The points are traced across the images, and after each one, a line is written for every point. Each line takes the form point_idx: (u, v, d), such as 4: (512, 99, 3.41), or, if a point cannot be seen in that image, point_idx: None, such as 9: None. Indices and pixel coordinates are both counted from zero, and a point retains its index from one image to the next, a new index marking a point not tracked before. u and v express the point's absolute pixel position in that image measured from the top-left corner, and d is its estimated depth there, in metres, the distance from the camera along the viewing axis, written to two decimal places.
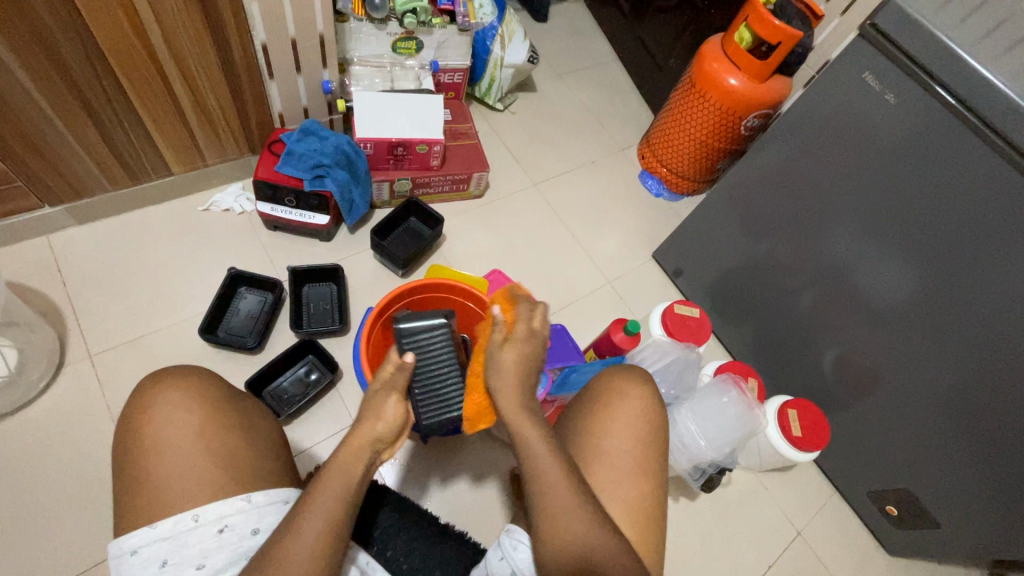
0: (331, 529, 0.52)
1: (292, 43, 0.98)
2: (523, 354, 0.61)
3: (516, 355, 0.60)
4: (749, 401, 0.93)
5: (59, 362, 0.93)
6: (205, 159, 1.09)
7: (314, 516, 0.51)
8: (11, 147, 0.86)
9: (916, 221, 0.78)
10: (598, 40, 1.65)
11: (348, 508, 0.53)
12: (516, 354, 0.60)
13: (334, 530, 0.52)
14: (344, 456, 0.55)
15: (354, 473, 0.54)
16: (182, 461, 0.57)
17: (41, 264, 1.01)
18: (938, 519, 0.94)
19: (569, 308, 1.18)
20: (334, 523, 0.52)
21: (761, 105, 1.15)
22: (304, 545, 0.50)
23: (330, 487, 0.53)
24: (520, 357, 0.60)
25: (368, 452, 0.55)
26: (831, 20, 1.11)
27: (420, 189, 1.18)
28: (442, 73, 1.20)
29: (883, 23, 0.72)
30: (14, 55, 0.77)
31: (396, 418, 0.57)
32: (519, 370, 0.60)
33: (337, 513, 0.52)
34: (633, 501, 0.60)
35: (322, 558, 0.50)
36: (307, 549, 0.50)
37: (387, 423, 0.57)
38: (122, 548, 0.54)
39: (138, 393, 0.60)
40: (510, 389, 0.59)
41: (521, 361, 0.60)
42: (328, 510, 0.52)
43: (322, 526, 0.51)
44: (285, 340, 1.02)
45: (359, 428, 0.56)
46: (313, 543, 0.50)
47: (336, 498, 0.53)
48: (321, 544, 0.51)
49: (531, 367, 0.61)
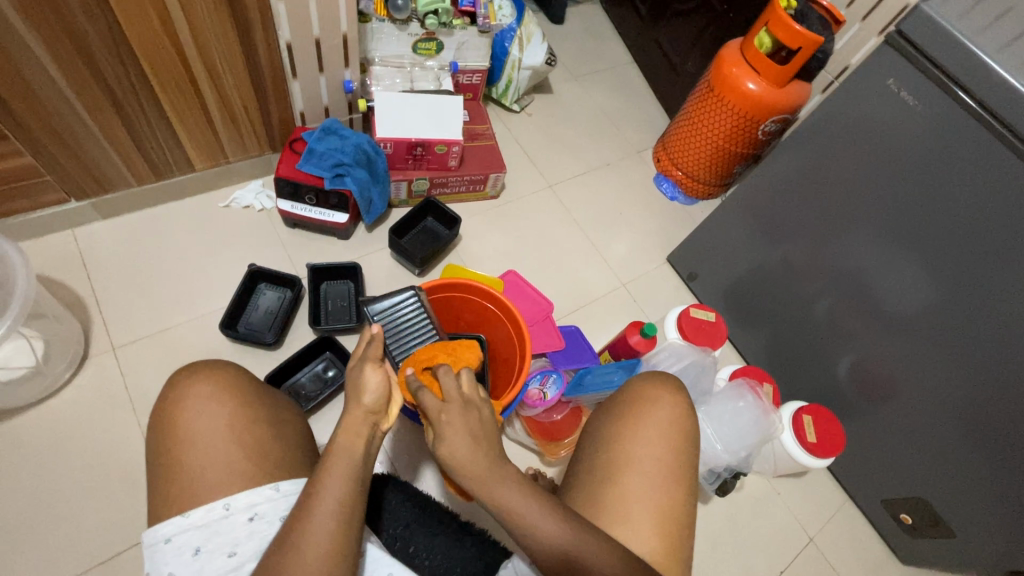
0: (344, 511, 0.52)
1: (316, 43, 0.98)
2: (467, 426, 0.56)
3: (459, 435, 0.56)
4: (765, 406, 0.94)
5: (83, 353, 0.95)
6: (227, 156, 1.10)
7: (325, 496, 0.52)
8: (40, 141, 0.88)
9: (936, 229, 0.77)
10: (614, 43, 1.66)
11: (357, 487, 0.54)
12: (461, 433, 0.56)
13: (347, 511, 0.52)
14: (344, 435, 0.56)
15: (356, 451, 0.55)
16: (215, 452, 0.58)
17: (66, 256, 1.02)
18: (952, 528, 0.94)
19: (583, 310, 1.19)
20: (346, 503, 0.53)
21: (779, 110, 1.15)
22: (320, 526, 0.51)
23: (336, 467, 0.54)
24: (464, 430, 0.56)
25: (364, 426, 0.56)
26: (852, 26, 1.11)
27: (437, 189, 1.19)
28: (461, 74, 1.20)
29: (908, 30, 0.72)
30: (47, 51, 0.78)
31: (380, 386, 0.58)
32: (469, 444, 0.55)
33: (347, 494, 0.53)
34: (666, 508, 0.60)
35: (339, 541, 0.51)
36: (322, 530, 0.51)
37: (373, 392, 0.58)
38: (156, 535, 0.55)
39: (170, 386, 0.62)
40: (472, 465, 0.55)
41: (464, 442, 0.56)
42: (337, 491, 0.53)
43: (334, 508, 0.52)
44: (303, 337, 1.03)
45: (351, 409, 0.57)
46: (329, 525, 0.51)
47: (344, 477, 0.53)
48: (336, 527, 0.51)
49: (481, 432, 0.57)
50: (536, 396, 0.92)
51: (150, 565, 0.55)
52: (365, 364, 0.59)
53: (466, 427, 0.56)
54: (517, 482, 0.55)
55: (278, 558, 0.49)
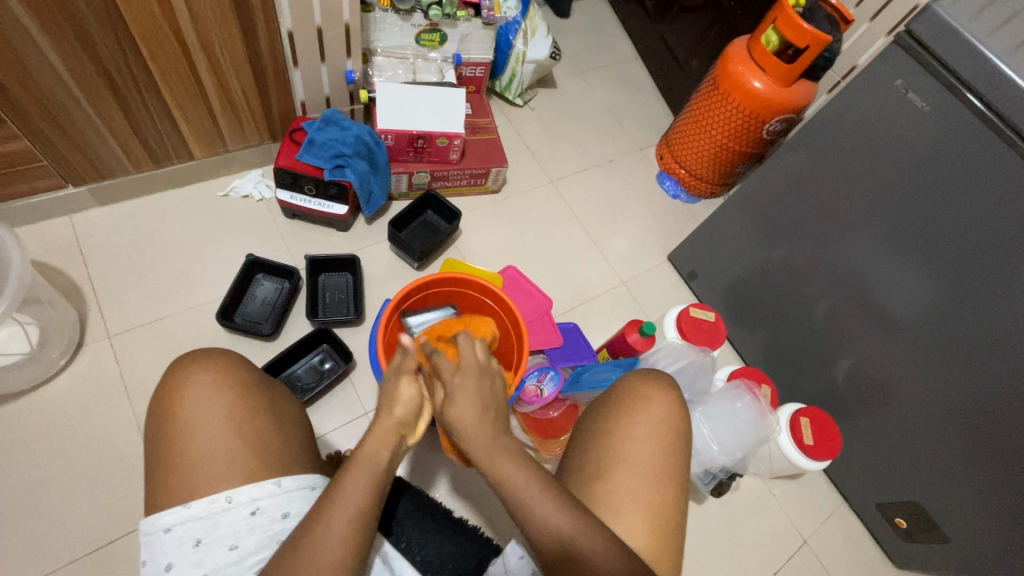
0: (361, 516, 0.52)
1: (318, 31, 0.97)
2: (477, 395, 0.56)
3: (467, 401, 0.55)
4: (762, 407, 0.93)
5: (79, 341, 0.94)
6: (227, 145, 1.09)
7: (344, 502, 0.52)
8: (37, 125, 0.87)
9: (941, 233, 0.76)
10: (620, 38, 1.64)
11: (376, 497, 0.54)
12: (471, 400, 0.55)
13: (365, 518, 0.52)
14: (371, 443, 0.55)
15: (381, 459, 0.55)
16: (214, 443, 0.57)
17: (63, 243, 1.02)
18: (946, 534, 0.93)
19: (582, 307, 1.18)
20: (364, 511, 0.52)
21: (785, 109, 1.14)
22: (336, 532, 0.50)
23: (359, 473, 0.53)
24: (474, 400, 0.55)
25: (393, 436, 0.56)
26: (860, 26, 1.10)
27: (438, 182, 1.18)
28: (465, 67, 1.19)
29: (917, 30, 0.71)
30: (45, 34, 0.77)
31: (412, 401, 0.58)
32: (478, 411, 0.55)
33: (366, 499, 0.53)
34: (656, 506, 0.60)
35: (352, 548, 0.51)
36: (337, 536, 0.50)
37: (403, 407, 0.57)
38: (156, 524, 0.54)
39: (172, 373, 0.61)
40: (477, 434, 0.55)
41: (471, 409, 0.55)
42: (357, 496, 0.52)
43: (352, 512, 0.51)
44: (302, 328, 1.02)
45: (379, 416, 0.56)
46: (345, 530, 0.51)
47: (366, 485, 0.53)
48: (351, 534, 0.51)
49: (491, 402, 0.57)
50: (533, 393, 0.92)
51: (148, 553, 0.55)
52: (400, 375, 0.59)
53: (478, 396, 0.56)
54: (532, 473, 0.54)
55: (289, 563, 0.49)
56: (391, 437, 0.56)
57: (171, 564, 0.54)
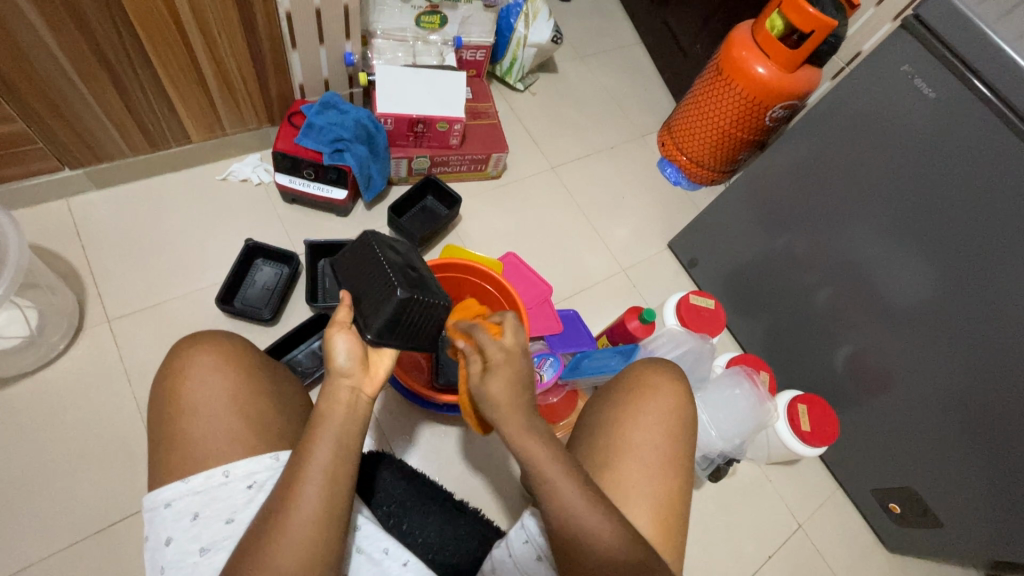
0: (329, 477, 0.52)
1: (316, 13, 0.96)
2: (513, 377, 0.55)
3: (506, 377, 0.55)
4: (761, 394, 0.94)
5: (78, 325, 0.94)
6: (224, 128, 1.08)
7: (311, 470, 0.51)
8: (33, 108, 0.86)
9: (942, 221, 0.76)
10: (623, 23, 1.62)
11: (344, 454, 0.53)
12: (506, 382, 0.55)
13: (332, 483, 0.52)
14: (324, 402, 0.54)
15: (338, 417, 0.54)
16: (216, 423, 0.58)
17: (60, 226, 1.01)
18: (940, 519, 0.95)
19: (583, 294, 1.18)
20: (333, 472, 0.52)
21: (789, 96, 1.13)
22: (307, 494, 0.50)
23: (320, 437, 0.53)
24: (507, 380, 0.55)
25: (344, 392, 0.55)
26: (866, 11, 1.08)
27: (438, 167, 1.17)
28: (465, 50, 1.17)
29: (925, 15, 0.70)
30: (41, 17, 0.76)
31: (350, 349, 0.56)
32: (513, 390, 0.55)
33: (333, 459, 0.52)
34: (661, 497, 0.61)
35: (325, 513, 0.51)
36: (307, 496, 0.50)
37: (345, 359, 0.56)
38: (156, 500, 0.55)
39: (173, 354, 0.61)
40: (510, 411, 0.54)
41: (507, 387, 0.55)
42: (322, 459, 0.52)
43: (320, 473, 0.51)
44: (301, 313, 1.02)
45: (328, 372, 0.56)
46: (314, 491, 0.51)
47: (331, 446, 0.53)
48: (320, 500, 0.51)
49: (525, 384, 0.56)
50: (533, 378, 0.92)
51: (149, 529, 0.55)
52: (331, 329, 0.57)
53: (514, 377, 0.55)
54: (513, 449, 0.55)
55: (268, 526, 0.50)
56: (346, 392, 0.55)
57: (170, 539, 0.54)
